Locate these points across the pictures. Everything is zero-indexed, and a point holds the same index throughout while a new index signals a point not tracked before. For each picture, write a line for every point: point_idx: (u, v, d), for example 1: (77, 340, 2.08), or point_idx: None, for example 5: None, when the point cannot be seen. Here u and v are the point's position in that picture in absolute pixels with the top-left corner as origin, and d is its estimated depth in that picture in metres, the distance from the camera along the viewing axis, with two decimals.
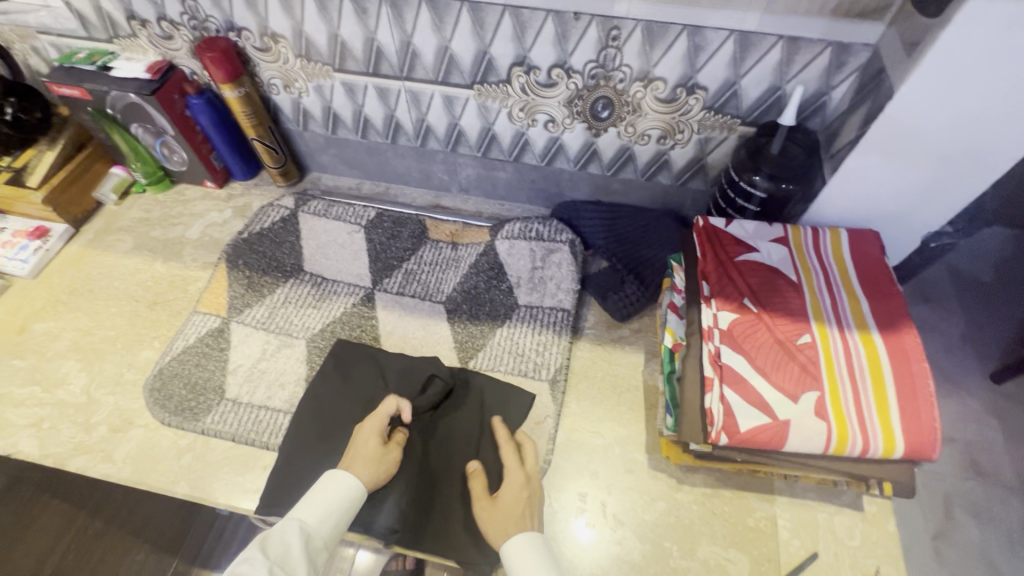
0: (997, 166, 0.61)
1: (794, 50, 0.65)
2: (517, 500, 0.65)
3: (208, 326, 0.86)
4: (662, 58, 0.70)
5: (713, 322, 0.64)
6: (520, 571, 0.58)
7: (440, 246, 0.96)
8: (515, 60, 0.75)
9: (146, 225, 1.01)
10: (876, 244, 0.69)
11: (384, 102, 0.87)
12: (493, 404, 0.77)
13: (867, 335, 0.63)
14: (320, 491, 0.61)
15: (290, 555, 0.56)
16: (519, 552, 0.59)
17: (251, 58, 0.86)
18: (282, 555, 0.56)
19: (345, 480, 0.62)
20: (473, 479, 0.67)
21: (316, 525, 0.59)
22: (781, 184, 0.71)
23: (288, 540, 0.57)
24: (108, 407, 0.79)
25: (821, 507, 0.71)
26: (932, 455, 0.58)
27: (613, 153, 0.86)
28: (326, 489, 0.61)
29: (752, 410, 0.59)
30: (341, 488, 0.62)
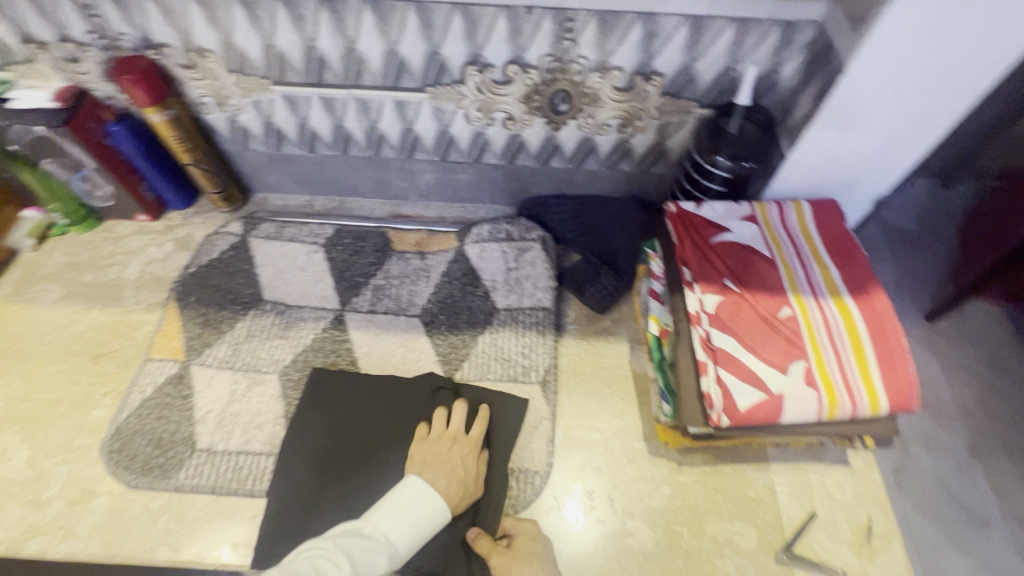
0: (940, 125, 0.65)
1: (745, 31, 0.66)
2: (532, 538, 0.66)
3: (165, 373, 0.79)
4: (618, 47, 0.70)
5: (699, 307, 0.65)
6: None
7: (407, 257, 0.92)
8: (469, 59, 0.72)
9: (74, 270, 0.91)
10: (836, 212, 0.72)
11: (330, 113, 0.82)
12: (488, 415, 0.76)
13: (841, 301, 0.65)
14: (414, 510, 0.60)
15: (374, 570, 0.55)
16: None
17: (175, 77, 0.78)
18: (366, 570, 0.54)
19: (437, 506, 0.62)
20: (479, 538, 0.65)
21: (401, 553, 0.58)
22: (742, 164, 0.72)
23: (375, 553, 0.56)
24: (61, 479, 0.71)
25: (812, 468, 0.74)
26: (912, 405, 0.61)
27: (575, 146, 0.85)
28: (417, 511, 0.60)
29: (747, 388, 0.60)
30: (433, 517, 0.61)
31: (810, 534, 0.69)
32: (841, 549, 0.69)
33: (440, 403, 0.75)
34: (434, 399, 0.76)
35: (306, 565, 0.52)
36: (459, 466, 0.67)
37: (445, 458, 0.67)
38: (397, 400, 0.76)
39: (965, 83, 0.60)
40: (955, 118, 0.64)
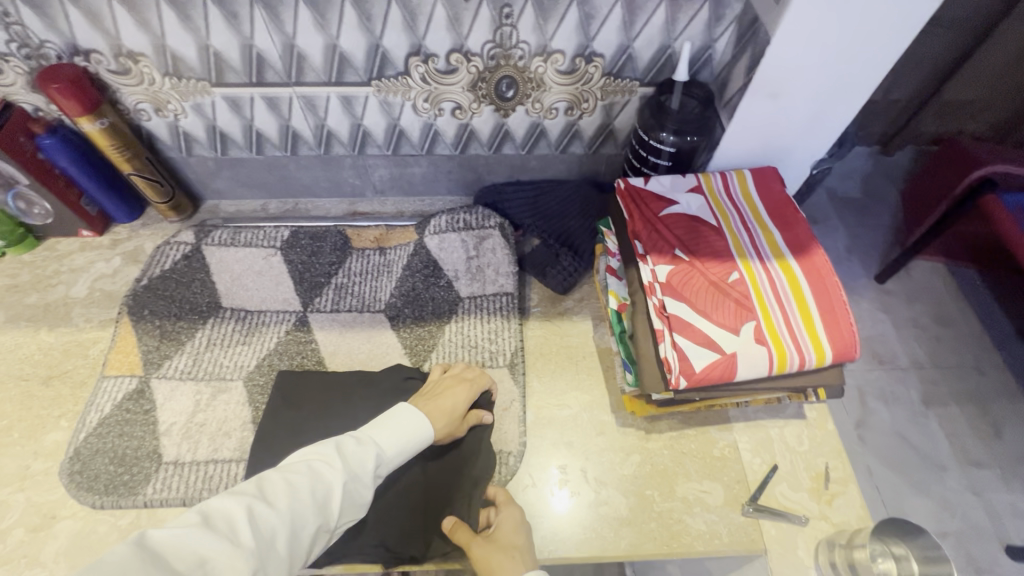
0: (863, 88, 0.69)
1: (677, 8, 0.69)
2: (513, 532, 0.64)
3: (123, 389, 0.77)
4: (557, 31, 0.71)
5: (652, 277, 0.67)
6: None
7: (367, 253, 0.92)
8: (411, 50, 0.73)
9: (16, 292, 0.87)
10: (775, 179, 0.76)
11: (275, 113, 0.81)
12: None
13: (785, 262, 0.69)
14: (402, 423, 0.63)
15: (364, 467, 0.58)
16: None
17: (108, 84, 0.76)
18: (357, 469, 0.57)
19: (422, 429, 0.64)
20: (459, 527, 0.65)
21: (388, 457, 0.61)
22: (686, 138, 0.75)
23: (366, 454, 0.59)
24: (20, 506, 0.69)
25: (771, 423, 0.78)
26: (855, 354, 0.65)
27: (525, 131, 0.86)
28: (405, 425, 0.63)
29: (701, 350, 0.63)
30: (419, 437, 0.63)
31: (773, 485, 0.73)
32: (802, 496, 0.72)
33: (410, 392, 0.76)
34: (403, 388, 0.76)
35: (303, 463, 0.55)
36: (448, 404, 0.69)
37: (440, 394, 0.70)
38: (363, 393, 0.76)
39: (882, 45, 0.63)
40: (877, 81, 0.68)
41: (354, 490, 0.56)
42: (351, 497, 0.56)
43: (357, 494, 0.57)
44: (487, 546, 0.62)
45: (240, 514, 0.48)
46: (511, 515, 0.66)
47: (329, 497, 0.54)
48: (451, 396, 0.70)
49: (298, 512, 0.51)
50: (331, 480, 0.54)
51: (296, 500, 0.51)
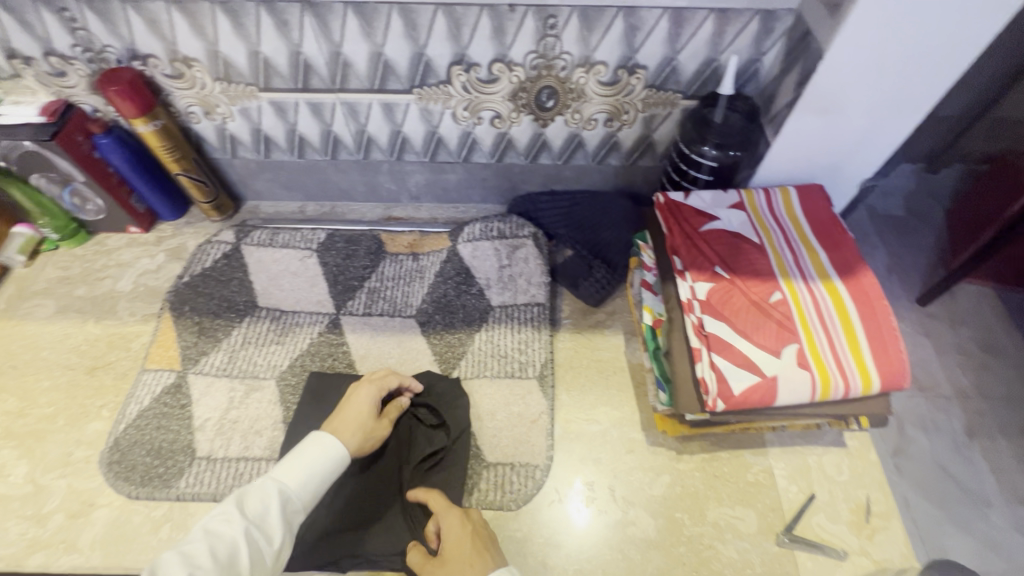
0: (921, 105, 0.66)
1: (725, 21, 0.67)
2: (458, 541, 0.61)
3: (162, 383, 0.79)
4: (601, 42, 0.70)
5: (691, 294, 0.66)
6: None
7: (400, 259, 0.92)
8: (453, 59, 0.73)
9: (67, 284, 0.91)
10: (822, 197, 0.73)
11: (318, 118, 0.83)
12: (490, 409, 0.77)
13: (831, 283, 0.66)
14: (302, 452, 0.59)
15: (268, 513, 0.53)
16: None
17: (162, 87, 0.79)
18: (260, 516, 0.53)
19: (328, 446, 0.60)
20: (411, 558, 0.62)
21: (300, 490, 0.57)
22: (729, 152, 0.73)
23: (268, 497, 0.54)
24: (61, 492, 0.71)
25: (810, 451, 0.75)
26: (904, 383, 0.62)
27: (563, 141, 0.86)
28: (309, 453, 0.59)
29: (740, 372, 0.61)
30: (328, 456, 0.60)
31: (810, 516, 0.70)
32: (841, 529, 0.69)
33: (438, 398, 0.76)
34: (432, 395, 0.76)
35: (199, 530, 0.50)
36: (355, 416, 0.66)
37: (343, 407, 0.67)
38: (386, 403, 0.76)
39: (946, 61, 0.61)
40: (936, 98, 0.65)
41: (262, 540, 0.52)
42: (261, 548, 0.51)
43: (268, 545, 0.52)
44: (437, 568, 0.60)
45: None
46: (453, 527, 0.62)
47: (232, 554, 0.49)
48: (354, 406, 0.67)
49: None
50: (232, 537, 0.50)
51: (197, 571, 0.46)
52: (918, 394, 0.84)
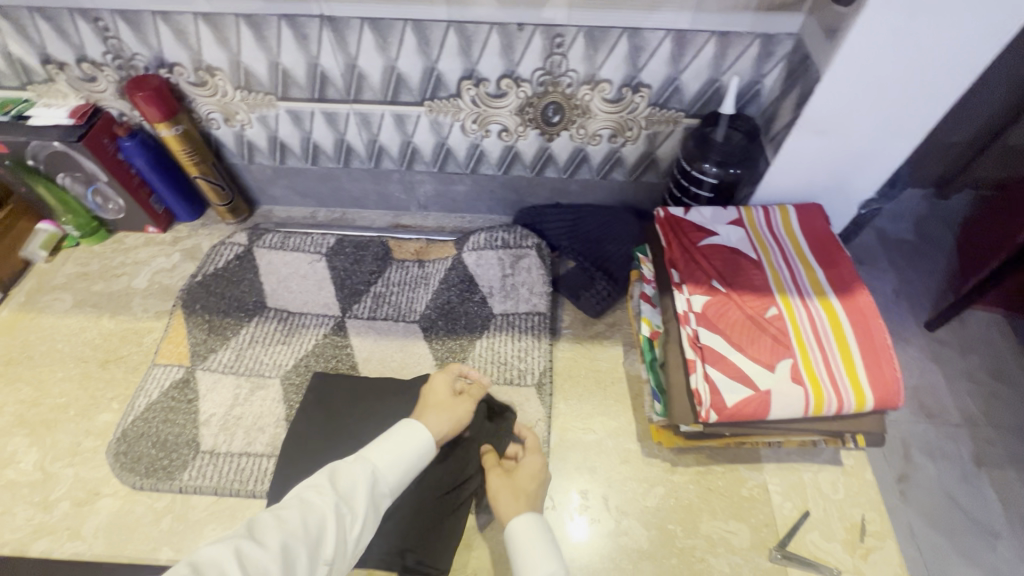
0: (927, 121, 0.66)
1: (726, 43, 0.69)
2: (531, 477, 0.67)
3: (171, 378, 0.81)
4: (606, 60, 0.73)
5: (687, 306, 0.67)
6: (522, 551, 0.58)
7: (407, 265, 0.95)
8: (464, 74, 0.76)
9: (85, 280, 0.94)
10: (820, 216, 0.75)
11: (332, 126, 0.86)
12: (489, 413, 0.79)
13: (826, 300, 0.67)
14: (391, 433, 0.62)
15: (357, 488, 0.55)
16: (524, 534, 0.59)
17: (186, 94, 0.83)
18: (348, 492, 0.55)
19: (413, 423, 0.64)
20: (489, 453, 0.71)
21: (385, 469, 0.58)
22: (729, 170, 0.76)
23: (357, 474, 0.56)
24: (69, 480, 0.73)
25: (805, 468, 0.75)
26: (897, 402, 0.62)
27: (567, 156, 0.88)
28: (396, 433, 0.61)
29: (733, 384, 0.61)
30: (416, 437, 0.62)
31: (804, 532, 0.70)
32: (835, 547, 0.69)
33: None
34: None
35: (294, 497, 0.53)
36: (434, 399, 0.69)
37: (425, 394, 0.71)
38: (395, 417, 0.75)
39: (951, 76, 0.61)
40: (941, 113, 0.65)
41: (349, 516, 0.53)
42: (348, 521, 0.53)
43: (354, 517, 0.53)
44: (500, 479, 0.67)
45: (228, 558, 0.44)
46: (531, 465, 0.69)
47: (320, 527, 0.50)
48: (434, 391, 0.70)
49: (289, 547, 0.48)
50: (320, 507, 0.52)
51: (286, 534, 0.48)
52: (925, 420, 0.85)
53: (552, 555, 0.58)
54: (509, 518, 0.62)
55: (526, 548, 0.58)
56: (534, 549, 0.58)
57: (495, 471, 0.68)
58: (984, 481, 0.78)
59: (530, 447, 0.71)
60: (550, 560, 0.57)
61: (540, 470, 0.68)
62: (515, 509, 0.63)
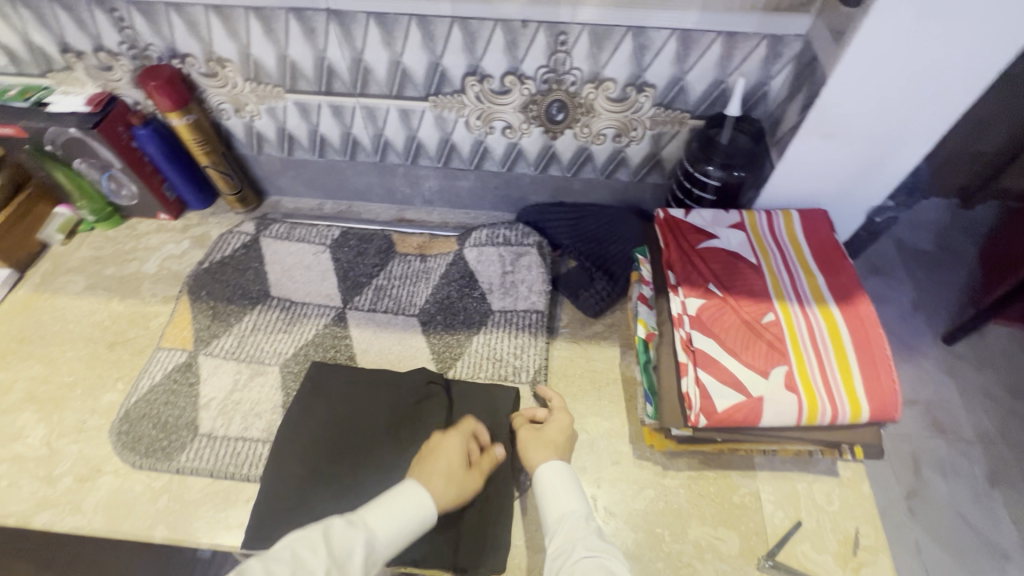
0: (959, 106, 0.61)
1: (733, 43, 0.68)
2: (560, 432, 0.71)
3: (174, 361, 0.83)
4: (611, 59, 0.72)
5: (682, 309, 0.66)
6: (548, 491, 0.64)
7: (409, 259, 0.96)
8: (468, 70, 0.76)
9: (98, 263, 0.97)
10: (825, 222, 0.73)
11: (339, 119, 0.87)
12: None
13: (826, 308, 0.66)
14: (398, 499, 0.60)
15: (351, 556, 0.54)
16: (552, 477, 0.65)
17: (197, 84, 0.84)
18: (343, 557, 0.53)
19: (418, 492, 0.61)
20: (520, 414, 0.75)
21: (381, 541, 0.56)
22: (733, 172, 0.74)
23: (354, 539, 0.55)
24: (72, 457, 0.76)
25: (800, 477, 0.74)
26: (895, 415, 0.61)
27: (571, 154, 0.88)
28: (401, 502, 0.60)
29: (724, 389, 0.61)
30: (417, 511, 0.60)
31: (795, 543, 0.69)
32: (827, 559, 0.68)
33: (431, 398, 0.77)
34: (424, 391, 0.78)
35: (287, 551, 0.53)
36: (443, 465, 0.65)
37: (432, 453, 0.66)
38: (391, 408, 0.76)
39: (963, 82, 0.59)
40: (976, 97, 0.60)
41: None
42: None
43: None
44: (528, 436, 0.71)
45: None
46: (558, 421, 0.72)
47: None
48: (446, 456, 0.66)
49: None
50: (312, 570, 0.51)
51: None
52: (937, 434, 0.83)
53: (574, 495, 0.64)
54: (539, 464, 0.67)
55: (553, 490, 0.64)
56: (560, 491, 0.64)
57: (525, 427, 0.72)
58: (998, 501, 0.77)
59: (554, 405, 0.75)
60: (572, 499, 0.63)
61: (568, 426, 0.72)
62: (546, 458, 0.67)
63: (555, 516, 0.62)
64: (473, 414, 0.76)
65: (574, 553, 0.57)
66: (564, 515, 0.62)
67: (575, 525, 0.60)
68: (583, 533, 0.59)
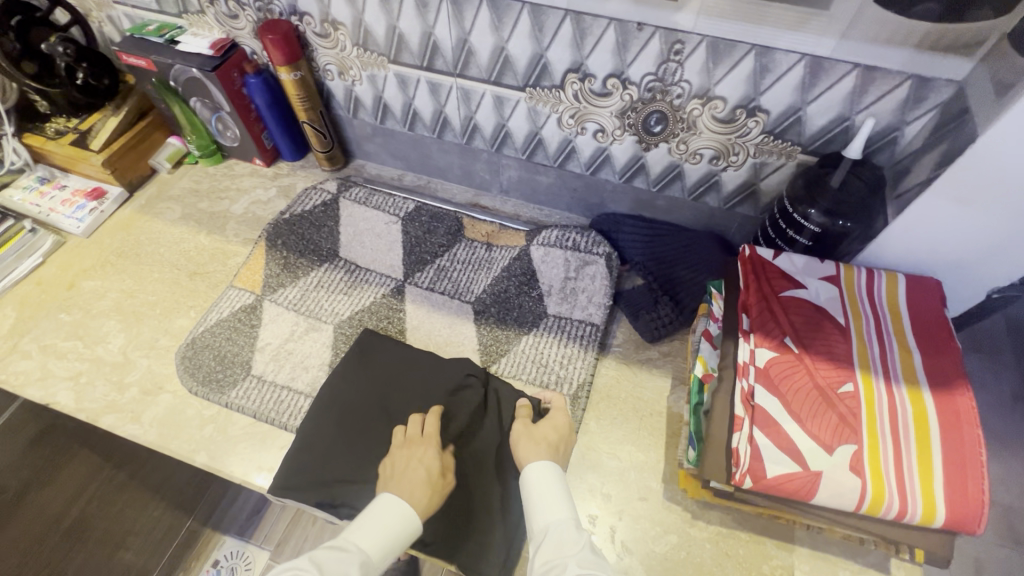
0: None
1: (869, 79, 0.61)
2: (553, 430, 0.70)
3: (241, 301, 0.88)
4: (725, 77, 0.67)
5: (749, 358, 0.61)
6: (539, 498, 0.62)
7: (475, 246, 0.96)
8: (571, 66, 0.74)
9: (195, 196, 1.04)
10: (936, 293, 0.65)
11: (434, 96, 0.87)
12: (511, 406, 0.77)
13: (916, 391, 0.59)
14: (382, 519, 0.60)
15: None
16: (540, 480, 0.63)
17: (310, 43, 0.87)
18: None
19: (401, 508, 0.61)
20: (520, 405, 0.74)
21: (377, 559, 0.57)
22: (837, 221, 0.67)
23: (347, 564, 0.55)
24: (141, 370, 0.82)
25: (843, 564, 0.67)
26: (976, 529, 0.53)
27: (661, 169, 0.83)
28: (388, 520, 0.60)
29: (779, 456, 0.56)
30: (404, 522, 0.60)
31: None
32: None
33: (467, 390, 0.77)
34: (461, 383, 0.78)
35: None
36: (417, 475, 0.64)
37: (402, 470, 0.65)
38: (419, 389, 0.77)
39: None
40: None
41: None
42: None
43: None
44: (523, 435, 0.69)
45: None
46: (555, 420, 0.71)
47: None
48: (411, 469, 0.65)
49: None
50: None
51: None
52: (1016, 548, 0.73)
53: (561, 503, 0.62)
54: (527, 460, 0.66)
55: (541, 495, 0.62)
56: (549, 495, 0.62)
57: (519, 422, 0.71)
58: None
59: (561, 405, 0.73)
60: (559, 507, 0.62)
61: (564, 427, 0.71)
62: (536, 454, 0.66)
63: (542, 526, 0.60)
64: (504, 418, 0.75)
65: (566, 569, 0.55)
66: (551, 525, 0.60)
67: (563, 535, 0.59)
68: (572, 546, 0.57)
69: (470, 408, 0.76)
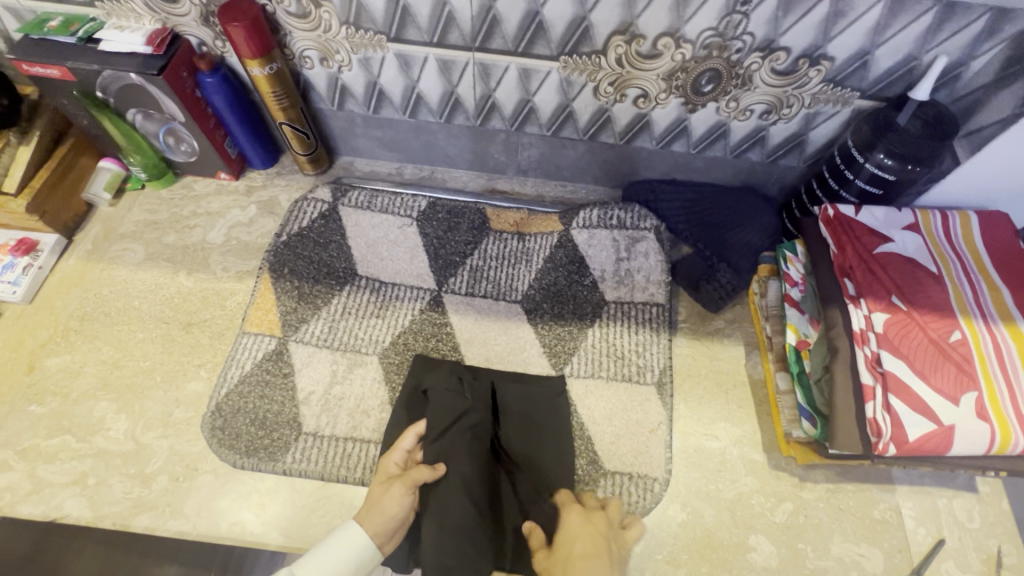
0: None
1: (948, 16, 0.58)
2: (582, 538, 0.59)
3: (263, 349, 0.75)
4: (794, 26, 0.62)
5: (865, 324, 0.60)
6: None
7: (505, 237, 0.86)
8: (619, 27, 0.65)
9: (155, 229, 0.86)
10: (1006, 226, 0.67)
11: (445, 76, 0.75)
12: (523, 399, 0.73)
13: (1014, 327, 0.60)
14: (328, 547, 0.55)
15: None
16: None
17: (282, 25, 0.71)
18: None
19: (353, 537, 0.56)
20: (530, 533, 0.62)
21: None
22: (907, 166, 0.66)
23: None
24: (163, 454, 0.69)
25: (938, 492, 0.70)
26: None
27: (705, 130, 0.78)
28: (334, 551, 0.55)
29: (917, 417, 0.56)
30: (352, 548, 0.56)
31: (940, 561, 0.66)
32: None
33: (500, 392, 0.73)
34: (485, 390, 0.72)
35: None
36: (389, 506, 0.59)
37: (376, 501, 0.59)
38: (410, 402, 0.71)
39: None
40: None
41: None
42: None
43: None
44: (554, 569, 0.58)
45: None
46: (577, 528, 0.60)
47: None
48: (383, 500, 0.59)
49: None
50: None
51: None
52: None
53: None
54: None
55: None
56: None
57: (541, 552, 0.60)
58: None
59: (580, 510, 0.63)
60: None
61: (588, 526, 0.60)
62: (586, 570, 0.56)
63: None
64: (523, 423, 0.71)
65: None
66: None
67: None
68: None
69: (459, 411, 0.68)
